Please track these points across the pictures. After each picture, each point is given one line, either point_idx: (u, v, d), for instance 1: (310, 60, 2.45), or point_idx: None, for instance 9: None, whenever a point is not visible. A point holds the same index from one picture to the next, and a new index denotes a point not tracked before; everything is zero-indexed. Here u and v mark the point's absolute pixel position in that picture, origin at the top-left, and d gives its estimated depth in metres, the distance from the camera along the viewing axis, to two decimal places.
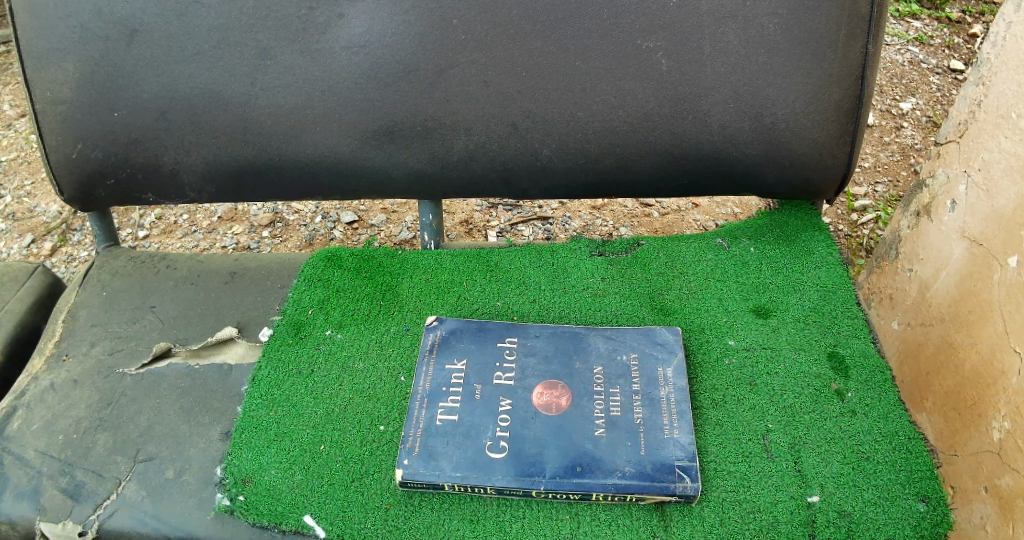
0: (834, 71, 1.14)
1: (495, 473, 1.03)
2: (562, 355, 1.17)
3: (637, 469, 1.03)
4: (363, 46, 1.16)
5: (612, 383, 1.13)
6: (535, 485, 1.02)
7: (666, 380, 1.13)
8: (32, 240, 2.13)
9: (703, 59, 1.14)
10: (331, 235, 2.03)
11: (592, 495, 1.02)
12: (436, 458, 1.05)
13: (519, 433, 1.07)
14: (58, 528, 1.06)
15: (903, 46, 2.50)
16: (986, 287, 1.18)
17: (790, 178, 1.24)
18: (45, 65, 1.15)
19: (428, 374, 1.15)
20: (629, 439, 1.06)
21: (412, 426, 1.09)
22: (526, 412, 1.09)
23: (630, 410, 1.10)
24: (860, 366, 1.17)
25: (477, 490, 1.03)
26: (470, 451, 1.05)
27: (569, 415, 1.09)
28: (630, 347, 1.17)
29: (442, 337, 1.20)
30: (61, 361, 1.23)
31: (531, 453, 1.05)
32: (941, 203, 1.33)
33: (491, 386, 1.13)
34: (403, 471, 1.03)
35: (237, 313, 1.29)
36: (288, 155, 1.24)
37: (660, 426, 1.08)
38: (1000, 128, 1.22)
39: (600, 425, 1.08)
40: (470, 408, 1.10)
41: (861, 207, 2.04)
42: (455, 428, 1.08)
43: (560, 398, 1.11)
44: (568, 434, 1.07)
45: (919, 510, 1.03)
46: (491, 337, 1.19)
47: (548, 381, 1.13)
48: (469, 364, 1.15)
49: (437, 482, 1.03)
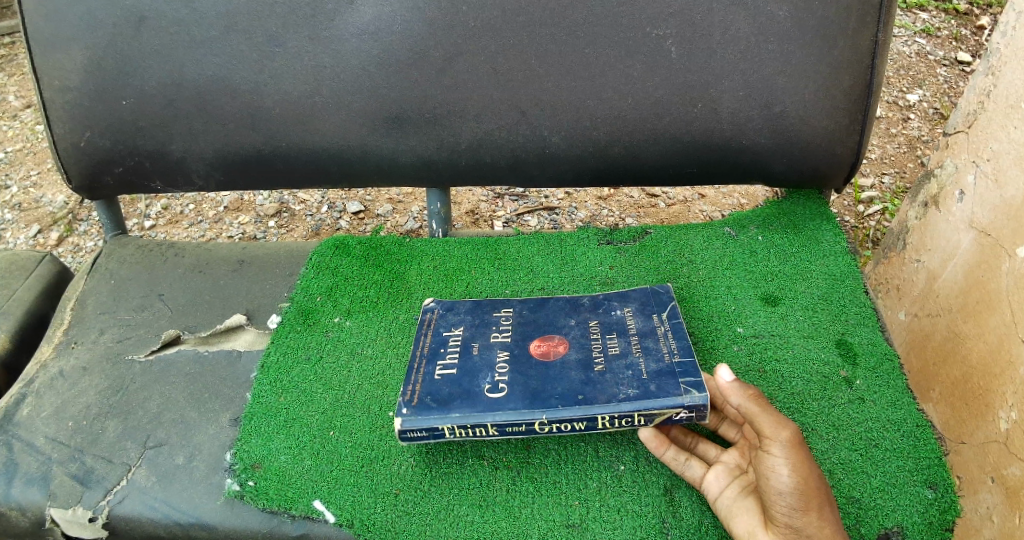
0: (844, 59, 1.13)
1: (496, 410, 1.01)
2: (556, 314, 1.18)
3: (641, 389, 1.02)
4: (372, 33, 1.15)
5: (608, 329, 1.13)
6: (536, 415, 1.00)
7: (662, 321, 1.14)
8: (38, 230, 2.13)
9: (713, 46, 1.14)
10: (337, 225, 2.03)
11: (597, 420, 1.00)
12: (436, 403, 1.03)
13: (518, 375, 1.06)
14: (68, 514, 1.06)
15: (910, 38, 2.49)
16: (994, 277, 1.18)
17: (799, 166, 1.24)
18: (55, 52, 1.15)
19: (427, 338, 1.15)
20: (630, 369, 1.05)
21: (413, 378, 1.07)
22: (524, 358, 1.09)
23: (629, 348, 1.10)
24: (868, 353, 1.17)
25: (477, 432, 1.02)
26: (469, 396, 1.03)
27: (567, 358, 1.09)
28: (626, 299, 1.19)
29: (438, 314, 1.20)
30: (69, 349, 1.23)
31: (533, 388, 1.04)
32: (948, 193, 1.33)
33: (488, 342, 1.13)
34: (403, 419, 1.01)
35: (246, 301, 1.29)
36: (298, 142, 1.24)
37: (661, 354, 1.07)
38: (1010, 118, 1.22)
39: (600, 362, 1.07)
40: (468, 361, 1.10)
41: (867, 198, 2.03)
42: (454, 379, 1.06)
43: (557, 346, 1.11)
44: (566, 371, 1.06)
45: (927, 496, 1.03)
46: (487, 310, 1.20)
47: (544, 334, 1.14)
48: (466, 329, 1.16)
49: (439, 425, 1.01)
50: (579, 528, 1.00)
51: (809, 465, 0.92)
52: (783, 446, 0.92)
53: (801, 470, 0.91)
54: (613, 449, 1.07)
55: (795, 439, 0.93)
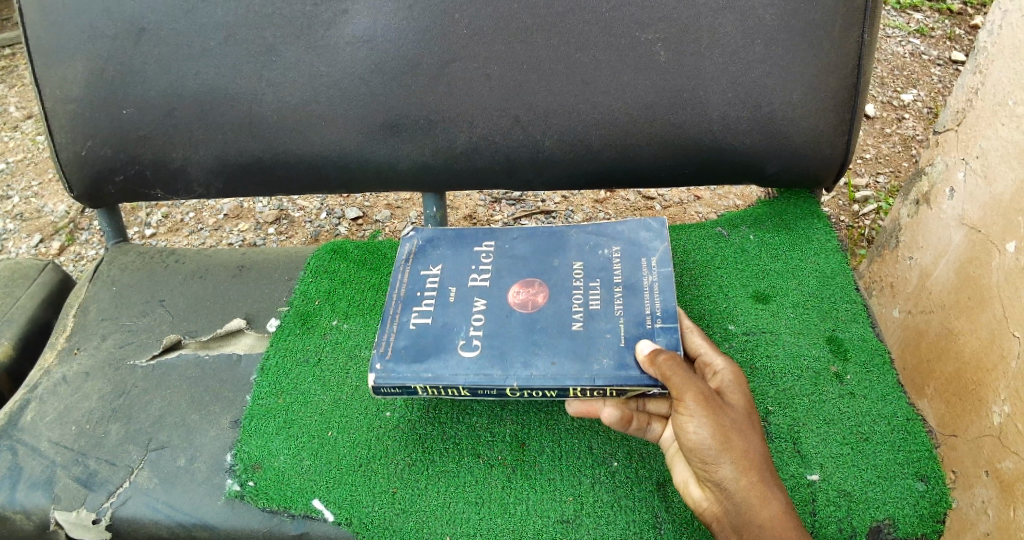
0: (832, 60, 1.15)
1: (467, 371, 1.01)
2: (542, 255, 1.17)
3: (617, 360, 1.00)
4: (367, 40, 1.17)
5: (592, 277, 1.12)
6: (506, 382, 1.00)
7: (650, 269, 1.12)
8: (40, 239, 2.16)
9: (702, 49, 1.15)
10: (336, 231, 2.05)
11: (569, 389, 0.99)
12: (407, 359, 1.03)
13: (492, 332, 1.06)
14: (72, 517, 1.08)
15: (904, 38, 2.51)
16: (985, 273, 1.19)
17: (789, 166, 1.26)
18: (57, 64, 1.18)
19: (404, 281, 1.14)
20: (609, 331, 1.04)
21: (386, 329, 1.07)
22: (501, 311, 1.09)
23: (610, 303, 1.08)
24: (859, 349, 1.19)
25: (448, 392, 1.02)
26: (442, 353, 1.03)
27: (545, 312, 1.08)
28: (614, 239, 1.17)
29: (420, 246, 1.19)
30: (72, 354, 1.26)
31: (505, 350, 1.03)
32: (939, 190, 1.35)
33: (467, 290, 1.12)
34: (376, 375, 1.02)
35: (246, 306, 1.31)
36: (295, 149, 1.26)
37: (642, 318, 1.05)
38: (997, 116, 1.23)
39: (578, 318, 1.07)
40: (444, 311, 1.09)
41: (862, 198, 2.04)
42: (427, 331, 1.06)
43: (537, 295, 1.10)
44: (542, 330, 1.05)
45: (918, 488, 1.05)
46: (468, 242, 1.19)
47: (525, 280, 1.13)
48: (445, 272, 1.15)
49: (411, 384, 1.01)
50: (573, 523, 1.02)
51: (720, 417, 0.94)
52: (689, 405, 0.93)
53: (711, 427, 0.93)
54: (606, 447, 1.08)
55: (700, 396, 0.93)
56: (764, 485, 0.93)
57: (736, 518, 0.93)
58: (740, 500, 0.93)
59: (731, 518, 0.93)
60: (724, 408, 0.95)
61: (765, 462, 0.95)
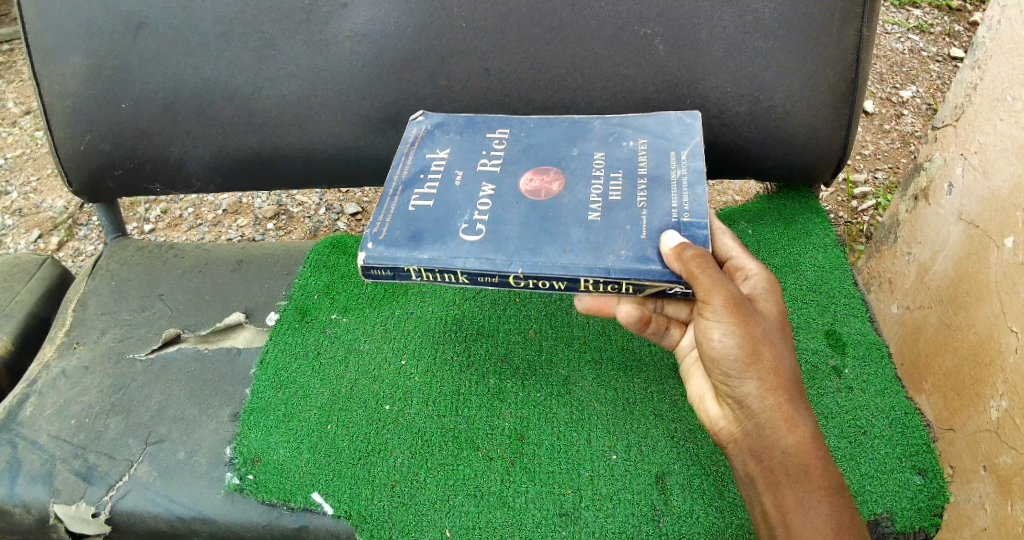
0: (830, 55, 1.15)
1: (468, 254, 0.94)
2: (558, 143, 1.10)
3: (635, 252, 0.93)
4: (365, 35, 1.17)
5: (612, 169, 1.05)
6: (510, 269, 0.93)
7: (679, 163, 1.04)
8: (39, 235, 2.16)
9: (700, 44, 1.16)
10: (335, 226, 2.05)
11: (580, 280, 0.92)
12: (402, 241, 0.96)
13: (498, 217, 0.99)
14: (71, 510, 1.09)
15: (903, 34, 2.51)
16: (983, 268, 1.19)
17: (787, 162, 1.26)
18: (55, 59, 1.18)
19: (408, 164, 1.08)
20: (628, 222, 0.97)
21: (383, 211, 1.01)
22: (510, 198, 1.02)
23: (632, 196, 1.01)
24: (856, 343, 1.19)
25: (445, 278, 0.95)
26: (442, 235, 0.97)
27: (559, 200, 1.01)
28: (641, 132, 1.10)
29: (429, 132, 1.14)
30: (72, 349, 1.26)
31: (509, 234, 0.97)
32: (937, 186, 1.35)
33: (475, 175, 1.06)
34: (367, 255, 0.95)
35: (245, 300, 1.31)
36: (294, 144, 1.26)
37: (667, 211, 0.98)
38: (996, 111, 1.23)
39: (595, 210, 0.99)
40: (449, 193, 1.03)
41: (861, 194, 2.05)
42: (427, 213, 1.00)
43: (551, 184, 1.04)
44: (554, 218, 0.98)
45: (915, 482, 1.05)
46: (480, 129, 1.14)
47: (538, 169, 1.07)
48: (453, 157, 1.09)
49: (403, 265, 0.94)
50: (573, 516, 1.02)
51: (749, 326, 0.89)
52: (715, 308, 0.88)
53: (737, 335, 0.88)
54: (605, 440, 1.09)
55: (727, 300, 0.88)
56: (791, 406, 0.90)
57: (754, 434, 0.90)
58: (763, 419, 0.90)
59: (751, 439, 0.91)
60: (753, 315, 0.90)
61: (794, 377, 0.91)
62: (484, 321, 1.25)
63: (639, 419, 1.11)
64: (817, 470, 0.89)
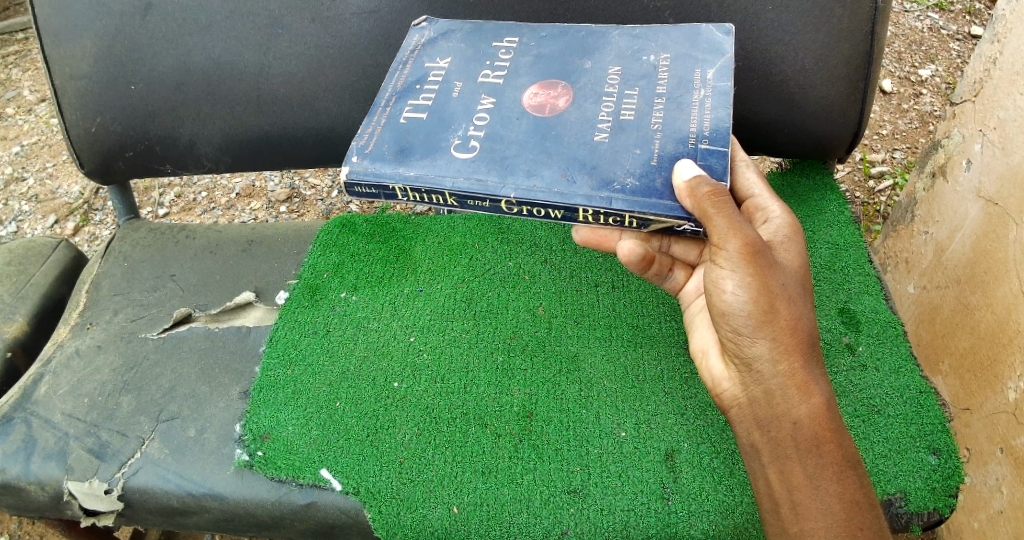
0: (844, 27, 1.13)
1: (458, 173, 0.90)
2: (569, 55, 1.03)
3: (642, 183, 0.88)
4: (372, 11, 1.16)
5: (629, 84, 0.98)
6: (502, 192, 0.88)
7: (704, 83, 0.97)
8: (55, 220, 2.17)
9: (711, 17, 1.14)
10: (347, 209, 2.05)
11: (578, 210, 0.87)
12: (388, 157, 0.92)
13: (495, 134, 0.94)
14: (84, 487, 1.09)
15: (922, 13, 2.45)
16: (1002, 246, 1.16)
17: (799, 136, 1.24)
18: (65, 41, 1.19)
19: (404, 73, 1.03)
20: (637, 146, 0.91)
21: (373, 124, 0.96)
22: (511, 113, 0.97)
23: (647, 115, 0.94)
24: (871, 322, 1.17)
25: (434, 200, 0.91)
26: (432, 152, 0.92)
27: (564, 116, 0.96)
28: (665, 46, 1.02)
29: (429, 37, 1.09)
30: (85, 329, 1.26)
31: (505, 152, 0.92)
32: (955, 162, 1.32)
33: (474, 85, 1.01)
34: (351, 170, 0.91)
35: (255, 279, 1.32)
36: (303, 121, 1.25)
37: (685, 136, 0.91)
38: (1016, 85, 1.20)
39: (605, 129, 0.93)
40: (444, 105, 0.98)
41: (878, 173, 2.01)
42: (420, 127, 0.96)
43: (557, 99, 0.98)
44: (556, 137, 0.93)
45: (929, 463, 1.03)
46: (487, 37, 1.08)
47: (546, 82, 1.00)
48: (454, 64, 1.04)
49: (388, 183, 0.90)
50: (580, 493, 1.02)
51: (765, 278, 0.86)
52: (731, 254, 0.85)
53: (752, 288, 0.86)
54: (613, 417, 1.08)
55: (745, 248, 0.85)
56: (804, 373, 0.89)
57: (760, 397, 0.89)
58: (774, 385, 0.88)
59: (757, 406, 0.90)
60: (773, 267, 0.87)
61: (810, 341, 0.90)
62: (493, 299, 1.24)
63: (648, 397, 1.10)
64: (828, 444, 0.88)
